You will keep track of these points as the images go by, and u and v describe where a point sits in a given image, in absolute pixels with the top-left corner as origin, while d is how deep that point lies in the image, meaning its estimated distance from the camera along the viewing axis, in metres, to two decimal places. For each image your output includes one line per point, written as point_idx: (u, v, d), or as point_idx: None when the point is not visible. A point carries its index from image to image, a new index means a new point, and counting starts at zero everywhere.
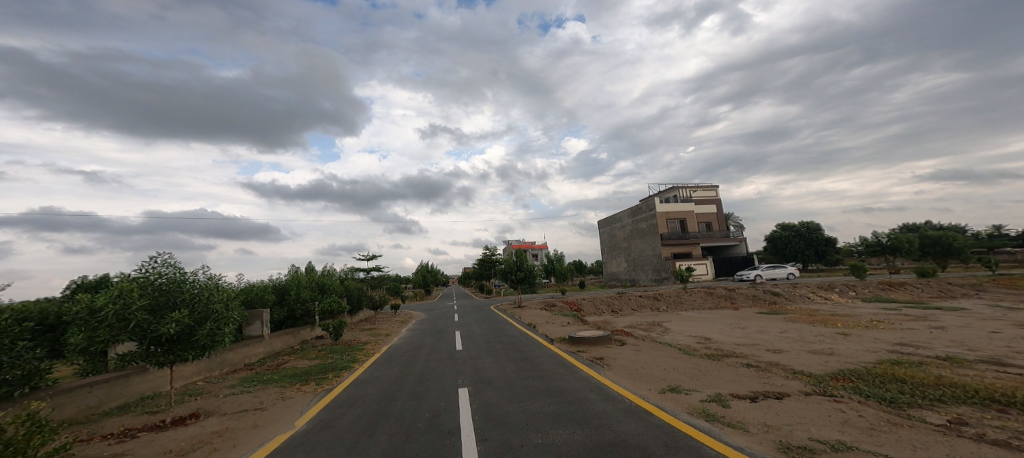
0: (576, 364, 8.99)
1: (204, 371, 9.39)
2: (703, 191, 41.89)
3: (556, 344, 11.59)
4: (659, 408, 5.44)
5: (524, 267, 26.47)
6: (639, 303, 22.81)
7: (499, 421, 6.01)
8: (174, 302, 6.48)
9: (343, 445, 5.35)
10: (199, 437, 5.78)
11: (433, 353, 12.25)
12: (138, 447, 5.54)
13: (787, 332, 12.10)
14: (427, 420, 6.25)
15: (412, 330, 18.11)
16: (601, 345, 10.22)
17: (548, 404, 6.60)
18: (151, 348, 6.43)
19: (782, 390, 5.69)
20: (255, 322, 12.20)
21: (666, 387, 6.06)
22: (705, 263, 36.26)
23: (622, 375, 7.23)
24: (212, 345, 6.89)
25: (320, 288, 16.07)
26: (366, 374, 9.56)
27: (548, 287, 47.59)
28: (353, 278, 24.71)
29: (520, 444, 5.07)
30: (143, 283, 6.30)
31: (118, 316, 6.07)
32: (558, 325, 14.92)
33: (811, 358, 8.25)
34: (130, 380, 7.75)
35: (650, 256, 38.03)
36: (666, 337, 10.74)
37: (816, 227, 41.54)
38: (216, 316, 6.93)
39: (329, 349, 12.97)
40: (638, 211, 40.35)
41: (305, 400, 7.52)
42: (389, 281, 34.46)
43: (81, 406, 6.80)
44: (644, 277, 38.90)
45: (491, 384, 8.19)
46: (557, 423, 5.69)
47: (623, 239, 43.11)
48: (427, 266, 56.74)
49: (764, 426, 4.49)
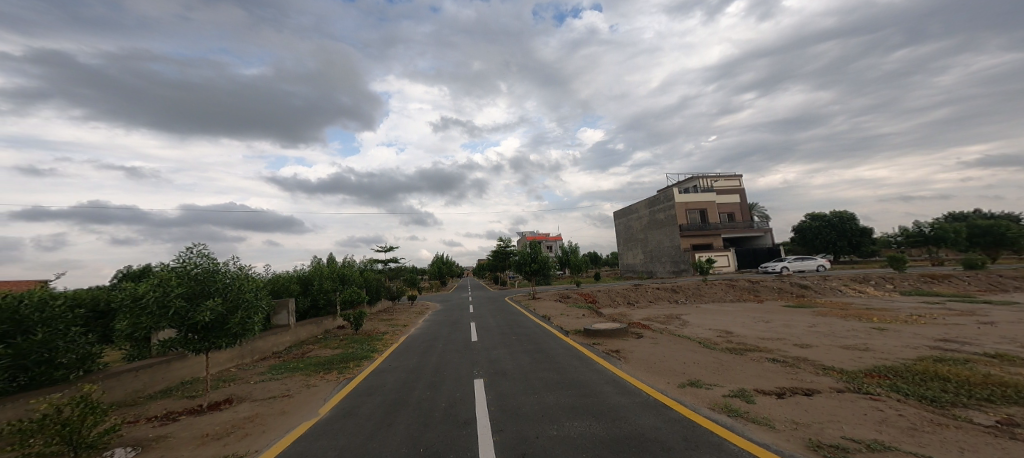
0: (593, 356, 8.97)
1: (236, 358, 9.69)
2: (725, 181, 41.31)
3: (571, 336, 11.55)
4: (678, 402, 5.39)
5: (539, 259, 26.43)
6: (657, 295, 22.57)
7: (515, 412, 6.02)
8: (209, 290, 6.68)
9: (364, 433, 5.48)
10: (233, 421, 5.97)
11: (449, 344, 12.39)
12: (178, 430, 5.73)
13: (817, 326, 11.84)
14: (443, 410, 6.31)
15: (429, 321, 18.31)
16: (618, 337, 10.13)
17: (564, 396, 6.61)
18: (189, 335, 6.64)
19: (812, 387, 5.57)
20: (282, 311, 12.47)
21: (685, 381, 5.97)
22: (726, 255, 35.62)
23: (639, 368, 7.17)
24: (243, 333, 7.08)
25: (342, 279, 16.32)
26: (385, 364, 9.70)
27: (563, 279, 47.58)
28: (372, 269, 25.05)
29: (535, 436, 5.09)
30: (180, 272, 6.53)
31: (160, 304, 6.30)
32: (573, 317, 14.93)
33: (844, 354, 8.03)
34: (172, 365, 8.05)
35: (668, 247, 37.50)
36: (686, 331, 10.60)
37: (850, 217, 40.22)
38: (247, 304, 7.11)
39: (351, 338, 13.24)
40: (656, 202, 39.81)
41: (329, 388, 7.70)
42: (407, 272, 34.92)
43: (129, 389, 7.11)
44: (661, 269, 38.45)
45: (507, 376, 8.24)
46: (572, 415, 5.70)
47: (640, 230, 42.68)
48: (442, 259, 57.46)
49: (793, 423, 4.40)
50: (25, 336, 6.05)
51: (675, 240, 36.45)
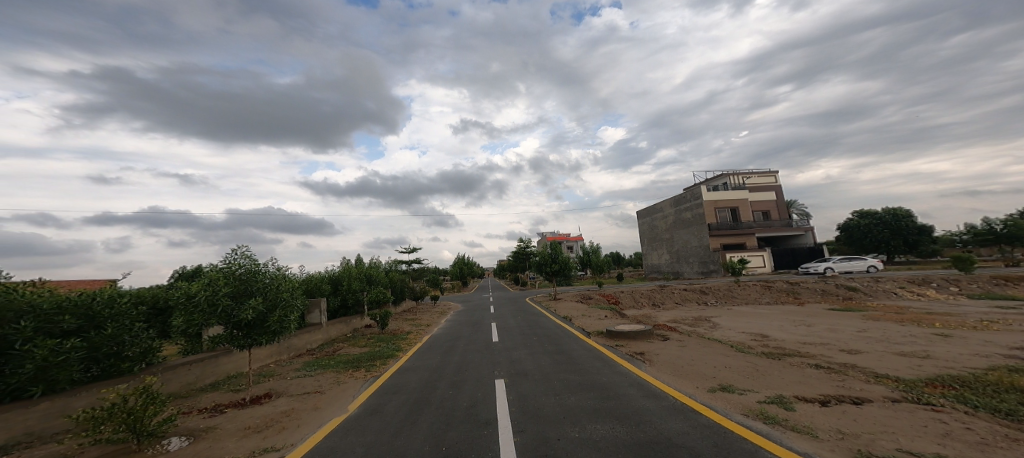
0: (615, 358, 8.81)
1: (274, 355, 9.98)
2: (758, 178, 40.45)
3: (593, 338, 11.42)
4: (708, 407, 5.22)
5: (560, 259, 26.26)
6: (684, 296, 22.09)
7: (537, 414, 5.94)
8: (252, 290, 6.90)
9: (388, 430, 5.52)
10: (272, 415, 6.14)
11: (470, 344, 12.43)
12: (225, 421, 5.93)
13: (868, 331, 11.33)
14: (465, 410, 6.30)
15: (452, 321, 18.45)
16: (641, 340, 9.94)
17: (586, 398, 6.50)
18: (233, 332, 6.88)
19: (862, 396, 5.29)
20: (314, 310, 12.75)
21: (716, 385, 5.77)
22: (761, 255, 34.64)
23: (665, 371, 6.98)
24: (281, 331, 7.27)
25: (368, 279, 16.62)
26: (409, 363, 9.78)
27: (585, 279, 47.19)
28: (396, 269, 25.40)
29: (557, 437, 5.01)
30: (224, 272, 6.74)
31: (208, 302, 6.56)
32: (594, 318, 14.74)
33: (901, 361, 7.63)
34: (219, 360, 8.38)
35: (696, 247, 36.66)
36: (719, 334, 10.30)
37: (904, 214, 38.11)
38: (285, 303, 7.33)
39: (378, 337, 13.44)
40: (682, 200, 39.05)
41: (357, 386, 7.82)
42: (429, 273, 35.27)
43: (182, 382, 7.44)
44: (688, 269, 37.60)
45: (528, 377, 8.18)
46: (594, 418, 5.59)
47: (665, 230, 41.90)
48: (463, 260, 57.92)
49: (838, 433, 4.18)
50: (96, 331, 6.44)
51: (704, 240, 35.64)
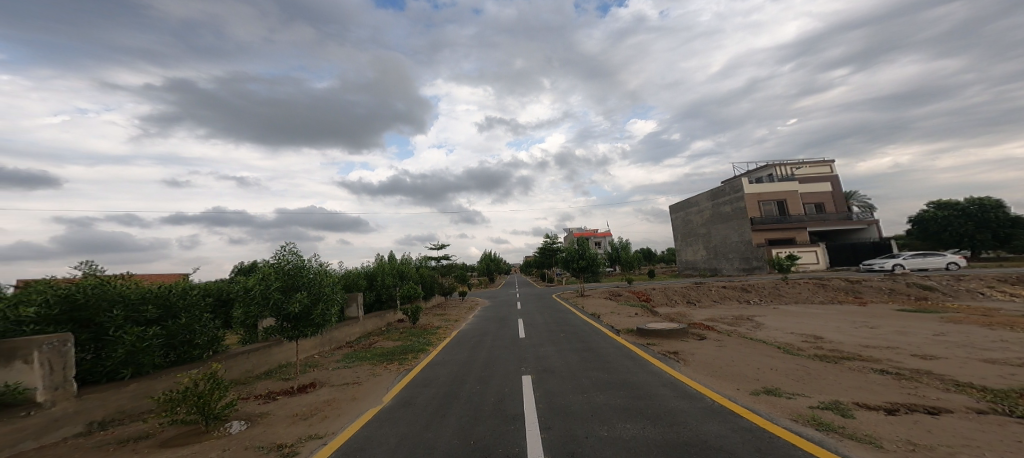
0: (647, 357, 8.58)
1: (318, 346, 10.31)
2: (808, 169, 38.38)
3: (623, 336, 11.20)
4: (750, 411, 4.97)
5: (587, 255, 25.95)
6: (722, 294, 21.37)
7: (564, 411, 5.84)
8: (298, 284, 7.57)
9: (420, 422, 5.55)
10: (315, 404, 6.34)
11: (498, 340, 12.43)
12: (276, 409, 6.23)
13: (943, 335, 10.54)
14: (493, 404, 6.27)
15: (480, 317, 18.56)
16: (676, 338, 9.63)
17: (616, 397, 6.34)
18: (283, 324, 7.55)
19: (939, 405, 4.92)
20: (352, 304, 13.02)
21: (760, 388, 5.50)
22: (815, 250, 32.81)
23: (702, 371, 6.72)
24: (323, 323, 7.89)
25: (400, 275, 16.96)
26: (439, 358, 9.85)
27: (614, 276, 46.45)
28: (426, 265, 25.73)
29: (585, 435, 4.90)
30: (276, 267, 7.46)
31: (261, 295, 7.22)
32: (624, 315, 14.41)
33: (985, 369, 7.05)
34: (272, 349, 8.72)
35: (736, 243, 35.35)
36: (769, 334, 9.87)
37: (993, 204, 32.80)
38: (326, 297, 7.94)
39: (409, 331, 13.66)
40: (720, 194, 37.83)
41: (391, 378, 7.95)
42: (457, 269, 35.63)
43: (242, 369, 7.82)
44: (728, 266, 36.27)
45: (555, 373, 8.09)
46: (624, 417, 5.43)
47: (700, 225, 40.63)
48: (490, 256, 58.22)
49: (908, 444, 3.89)
50: (173, 320, 7.07)
51: (745, 235, 34.33)
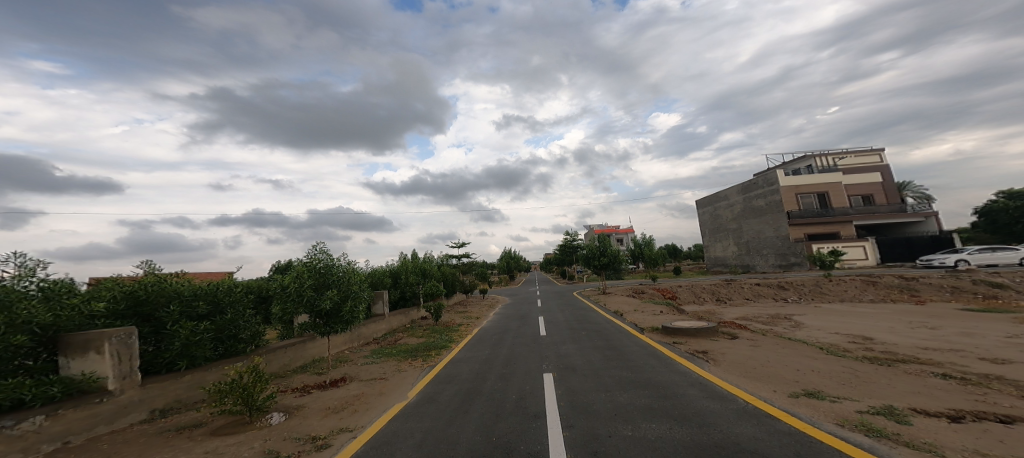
0: (674, 356, 8.36)
1: (348, 342, 10.51)
2: (850, 159, 36.93)
3: (647, 334, 10.97)
4: (789, 414, 4.76)
5: (609, 252, 25.63)
6: (756, 292, 20.69)
7: (586, 409, 5.72)
8: (328, 282, 7.72)
9: (443, 418, 5.53)
10: (346, 398, 6.43)
11: (519, 337, 12.38)
12: (310, 402, 6.36)
13: (1011, 338, 9.86)
14: (514, 401, 6.21)
15: (500, 314, 18.60)
16: (703, 337, 9.35)
17: (640, 396, 6.19)
18: (316, 320, 7.69)
19: (1011, 413, 4.58)
20: (378, 301, 13.23)
21: (800, 391, 5.25)
22: (864, 245, 31.25)
23: (734, 371, 6.49)
24: (352, 320, 8.00)
25: (423, 273, 17.12)
26: (461, 354, 9.87)
27: (637, 273, 45.69)
28: (448, 264, 25.84)
29: (608, 434, 4.79)
30: (308, 266, 7.63)
31: (295, 293, 7.40)
32: (649, 313, 14.12)
33: None
34: (306, 345, 8.93)
35: (771, 238, 34.06)
36: (812, 335, 9.47)
37: None
38: (355, 295, 8.09)
39: (432, 328, 13.76)
40: (751, 188, 36.66)
41: (415, 374, 8.00)
42: (478, 267, 35.80)
43: (280, 363, 8.04)
44: (762, 262, 34.84)
45: (576, 371, 7.96)
46: (649, 417, 5.28)
47: (729, 221, 39.44)
48: (510, 254, 58.21)
49: (977, 454, 3.63)
50: (220, 315, 7.31)
51: (781, 229, 33.06)
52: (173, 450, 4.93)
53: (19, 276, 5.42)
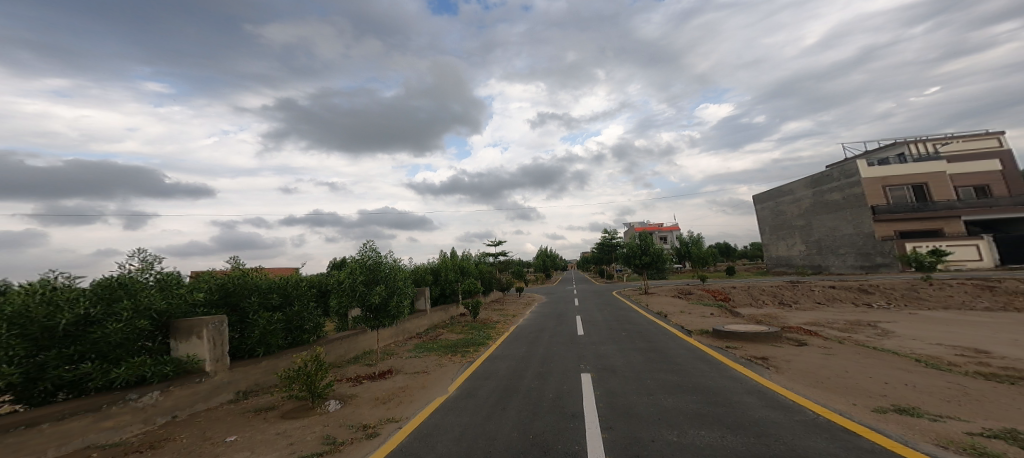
0: (727, 361, 7.87)
1: (394, 336, 10.70)
2: (953, 145, 34.04)
3: (695, 337, 10.45)
4: (871, 430, 4.29)
5: (651, 251, 24.77)
6: (831, 295, 19.15)
7: (627, 412, 5.44)
8: (377, 278, 7.86)
9: (481, 413, 5.44)
10: (393, 389, 6.51)
11: (556, 336, 12.14)
12: (362, 391, 6.48)
13: None
14: (551, 400, 6.02)
15: (536, 312, 18.42)
16: (761, 342, 8.74)
17: (687, 401, 5.83)
18: (367, 314, 7.86)
19: None
20: (420, 297, 13.37)
21: (887, 406, 4.73)
22: (981, 242, 27.74)
23: (801, 380, 5.99)
24: (397, 315, 8.12)
25: (462, 271, 17.28)
26: (498, 351, 9.78)
27: (682, 272, 44.00)
28: (485, 261, 25.88)
29: (651, 439, 4.50)
30: (359, 263, 7.80)
31: (348, 288, 7.57)
32: (697, 316, 13.47)
33: None
34: (359, 337, 9.17)
35: (848, 235, 31.44)
36: (901, 345, 8.60)
37: None
38: (400, 291, 8.19)
39: (470, 325, 13.83)
40: (822, 181, 34.05)
41: (455, 369, 7.98)
42: (514, 265, 35.86)
43: (336, 354, 8.31)
44: (836, 262, 32.22)
45: (617, 372, 7.65)
46: (697, 423, 4.94)
47: (795, 217, 36.77)
48: (546, 252, 57.95)
49: None
50: (290, 307, 7.66)
51: (862, 227, 30.37)
52: (250, 430, 5.14)
53: (141, 269, 6.01)
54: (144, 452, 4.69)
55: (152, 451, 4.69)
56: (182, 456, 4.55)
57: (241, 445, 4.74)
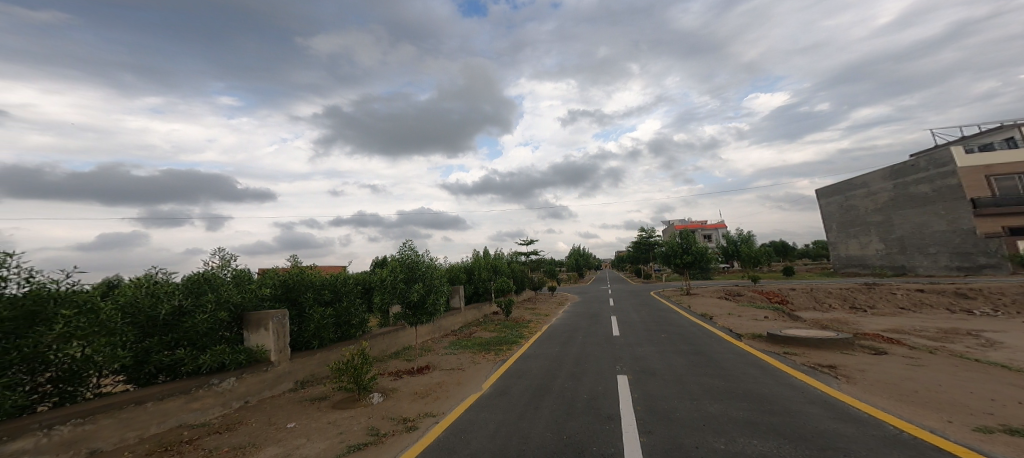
0: (786, 368, 7.30)
1: (430, 333, 10.79)
2: None
3: (746, 341, 9.83)
4: (969, 451, 3.79)
5: (693, 250, 23.70)
6: (921, 300, 17.30)
7: (667, 416, 5.13)
8: (416, 275, 7.91)
9: (514, 412, 5.30)
10: (430, 385, 6.50)
11: (590, 336, 11.81)
12: (402, 386, 6.53)
13: None
14: (585, 401, 5.78)
15: (569, 312, 18.08)
16: (826, 349, 8.08)
17: (735, 407, 5.43)
18: (406, 311, 7.92)
19: None
20: (455, 295, 13.45)
21: (991, 426, 4.17)
22: None
23: (880, 393, 5.43)
24: (434, 312, 8.14)
25: (495, 269, 17.27)
26: (531, 350, 9.61)
27: (728, 272, 41.97)
28: (516, 260, 25.78)
29: (694, 445, 4.21)
30: (399, 261, 7.89)
31: (389, 285, 7.70)
32: (748, 319, 12.70)
33: None
34: (400, 333, 9.30)
35: (940, 233, 28.69)
36: (1003, 357, 7.64)
37: None
38: (437, 288, 8.21)
39: (503, 323, 13.74)
40: (905, 172, 31.26)
41: (489, 367, 7.89)
42: (545, 265, 35.58)
43: (379, 348, 8.45)
44: (926, 262, 29.40)
45: (655, 375, 7.28)
46: (748, 431, 4.57)
47: (871, 213, 33.76)
48: (578, 251, 57.28)
49: None
50: (338, 302, 7.89)
51: (960, 223, 27.50)
52: (306, 418, 5.27)
53: (221, 265, 6.34)
54: (223, 432, 4.89)
55: (229, 432, 4.89)
56: (251, 439, 4.70)
57: (298, 432, 4.85)
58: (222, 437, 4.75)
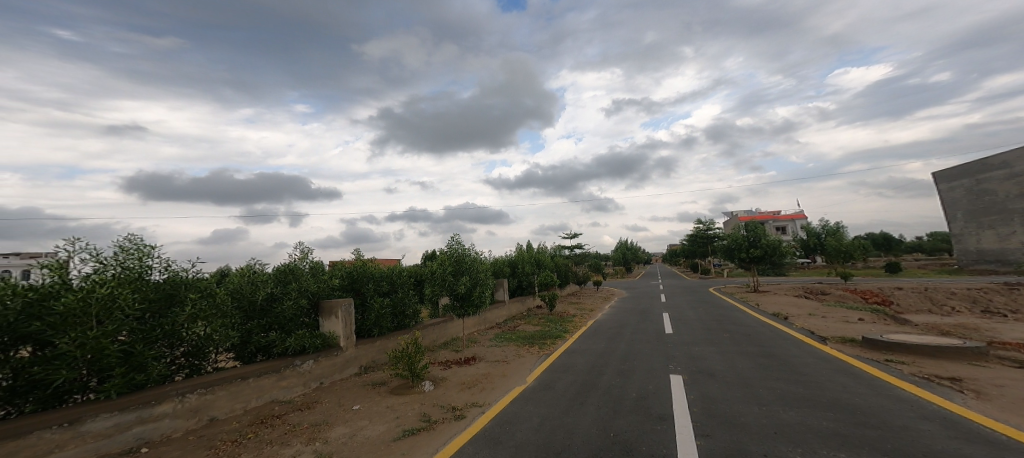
0: (887, 378, 6.39)
1: (477, 326, 10.93)
2: None
3: (836, 345, 8.78)
4: None
5: (762, 244, 21.75)
6: None
7: (729, 420, 4.70)
8: (462, 268, 8.05)
9: (559, 406, 5.16)
10: (478, 375, 6.56)
11: (639, 333, 11.27)
12: (452, 375, 6.65)
13: None
14: (635, 400, 5.48)
15: (617, 307, 17.41)
16: (942, 357, 6.96)
17: (811, 417, 4.86)
18: (454, 302, 8.08)
19: None
20: (499, 289, 13.51)
21: None
22: None
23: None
24: (480, 304, 8.24)
25: (538, 263, 17.13)
26: (576, 345, 9.37)
27: (803, 268, 38.13)
28: (560, 254, 25.36)
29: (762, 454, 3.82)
30: (448, 255, 8.07)
31: (438, 277, 7.85)
32: (834, 321, 11.36)
33: None
34: (449, 324, 9.51)
35: None
36: None
37: None
38: (482, 282, 8.30)
39: (547, 317, 13.58)
40: None
41: (534, 360, 7.82)
42: (591, 257, 34.68)
43: (430, 338, 8.69)
44: None
45: (714, 377, 6.74)
46: (832, 444, 4.04)
47: (1014, 199, 28.74)
48: (627, 245, 55.14)
49: None
50: (394, 293, 8.21)
51: None
52: (367, 401, 5.55)
53: (301, 257, 6.88)
54: (305, 409, 5.30)
55: (309, 410, 5.28)
56: (325, 418, 5.03)
57: (361, 414, 5.10)
58: (304, 414, 5.15)
